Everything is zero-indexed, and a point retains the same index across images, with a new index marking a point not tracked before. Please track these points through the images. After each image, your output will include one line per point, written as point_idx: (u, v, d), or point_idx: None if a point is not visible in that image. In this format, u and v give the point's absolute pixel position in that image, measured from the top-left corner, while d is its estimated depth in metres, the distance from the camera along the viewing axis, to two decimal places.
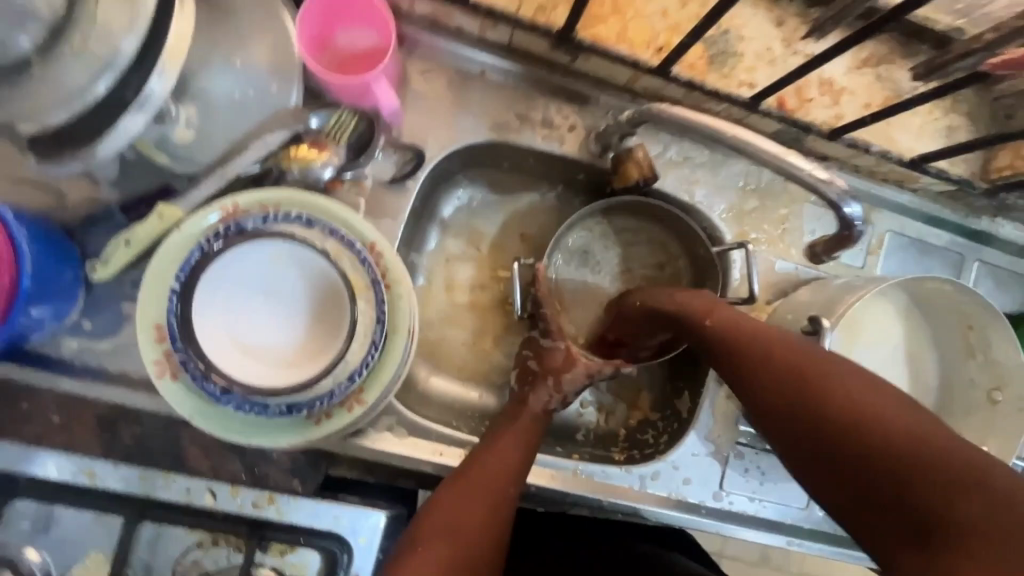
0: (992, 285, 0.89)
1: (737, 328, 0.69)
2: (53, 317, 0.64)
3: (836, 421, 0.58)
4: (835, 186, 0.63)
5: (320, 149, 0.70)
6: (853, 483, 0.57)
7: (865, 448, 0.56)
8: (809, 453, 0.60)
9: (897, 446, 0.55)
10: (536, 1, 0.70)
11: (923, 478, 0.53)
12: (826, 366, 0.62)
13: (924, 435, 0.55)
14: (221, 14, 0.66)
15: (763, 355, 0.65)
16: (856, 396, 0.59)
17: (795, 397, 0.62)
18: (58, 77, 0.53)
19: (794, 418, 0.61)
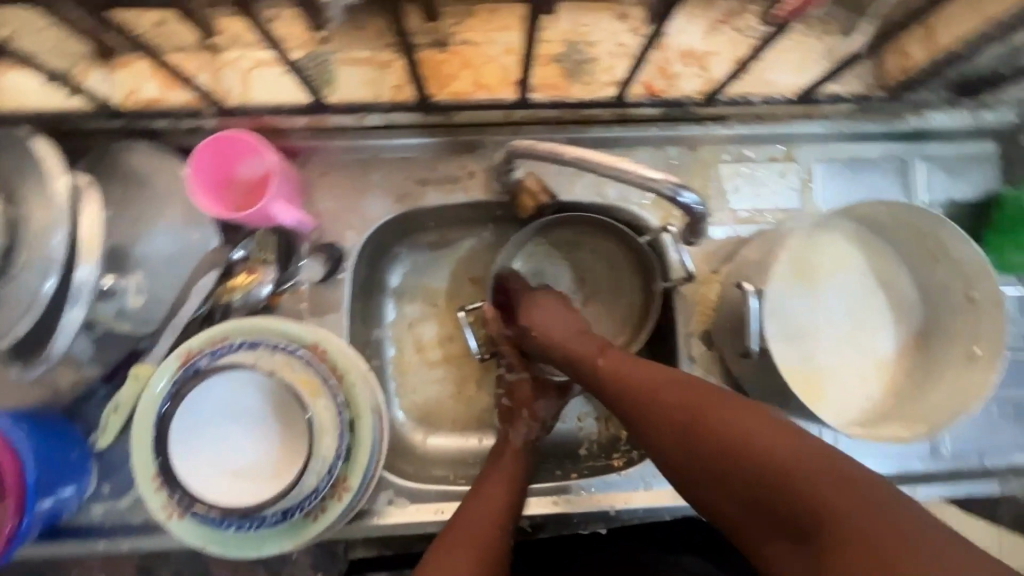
0: (945, 178, 0.86)
1: (623, 368, 0.69)
2: (76, 491, 0.73)
3: (723, 452, 0.56)
4: (669, 179, 0.59)
5: (253, 273, 0.77)
6: (753, 511, 0.55)
7: (753, 475, 0.54)
8: (710, 486, 0.58)
9: (778, 468, 0.52)
10: (392, 82, 0.76)
11: (806, 500, 0.50)
12: (708, 396, 0.61)
13: (806, 453, 0.52)
14: (135, 188, 0.75)
15: (649, 391, 0.65)
16: (734, 421, 0.57)
17: (684, 432, 0.60)
18: (17, 292, 0.63)
19: (687, 452, 0.59)
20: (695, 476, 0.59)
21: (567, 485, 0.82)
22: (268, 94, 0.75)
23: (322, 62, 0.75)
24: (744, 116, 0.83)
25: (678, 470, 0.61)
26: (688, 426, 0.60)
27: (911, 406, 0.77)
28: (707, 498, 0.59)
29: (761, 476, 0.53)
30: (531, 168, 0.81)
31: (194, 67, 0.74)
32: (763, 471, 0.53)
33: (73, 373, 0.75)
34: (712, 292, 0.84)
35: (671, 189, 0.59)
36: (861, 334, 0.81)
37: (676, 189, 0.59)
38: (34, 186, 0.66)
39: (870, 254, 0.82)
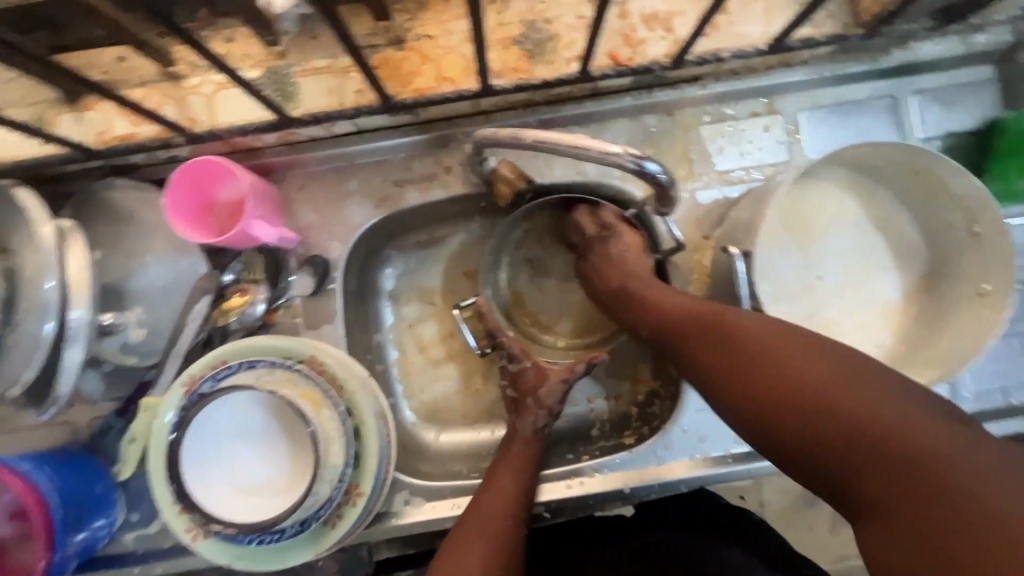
0: (939, 111, 0.82)
1: (679, 318, 0.64)
2: (105, 523, 0.76)
3: (786, 400, 0.51)
4: (629, 153, 0.62)
5: (245, 294, 0.78)
6: (814, 465, 0.49)
7: (818, 427, 0.48)
8: (768, 436, 0.53)
9: (853, 423, 0.47)
10: (354, 87, 0.76)
11: (882, 458, 0.45)
12: (766, 336, 0.55)
13: (891, 409, 0.46)
14: (123, 225, 0.78)
15: (707, 338, 0.59)
16: (807, 369, 0.51)
17: (745, 380, 0.55)
18: (20, 340, 0.65)
19: (744, 399, 0.54)
20: (753, 423, 0.54)
21: (581, 468, 0.81)
22: (233, 114, 0.76)
23: (284, 77, 0.76)
24: (720, 74, 0.80)
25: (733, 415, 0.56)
26: (749, 372, 0.54)
27: (923, 350, 0.74)
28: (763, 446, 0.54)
29: (832, 428, 0.48)
30: (506, 156, 0.81)
31: (165, 98, 0.75)
32: (831, 425, 0.47)
33: (91, 410, 0.79)
34: (705, 259, 0.81)
35: (634, 161, 0.62)
36: (864, 282, 0.79)
37: (639, 161, 0.62)
38: (24, 235, 0.67)
39: (865, 199, 0.79)
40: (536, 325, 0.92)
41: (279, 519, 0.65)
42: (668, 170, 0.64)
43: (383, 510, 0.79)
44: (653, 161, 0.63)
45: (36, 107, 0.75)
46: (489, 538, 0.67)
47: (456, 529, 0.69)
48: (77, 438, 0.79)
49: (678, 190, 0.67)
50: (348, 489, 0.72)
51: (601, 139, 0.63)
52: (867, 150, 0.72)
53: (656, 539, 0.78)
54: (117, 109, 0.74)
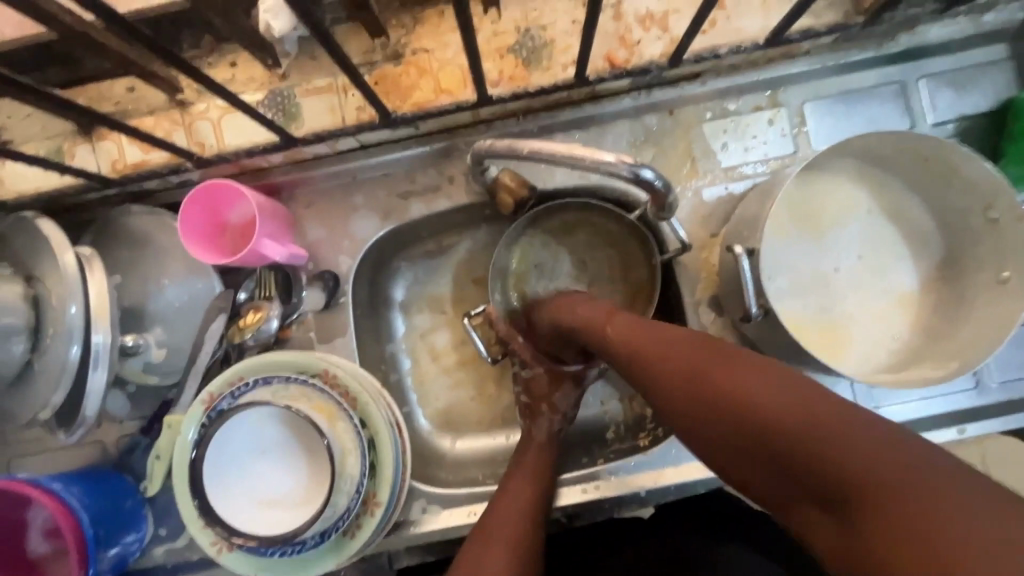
0: (950, 94, 0.80)
1: (645, 342, 0.61)
2: (137, 537, 0.78)
3: (738, 422, 0.47)
4: (625, 161, 0.62)
5: (259, 311, 0.79)
6: (769, 485, 0.44)
7: (750, 426, 0.45)
8: (724, 458, 0.48)
9: (807, 447, 0.41)
10: (355, 104, 0.77)
11: (842, 487, 0.39)
12: (684, 349, 0.56)
13: (815, 411, 0.42)
14: (142, 248, 0.81)
15: (665, 358, 0.57)
16: (769, 392, 0.46)
17: (682, 404, 0.52)
18: (49, 364, 0.68)
19: (690, 425, 0.52)
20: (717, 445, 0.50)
21: (596, 472, 0.81)
22: (239, 136, 0.78)
23: (286, 98, 0.77)
24: (720, 70, 0.79)
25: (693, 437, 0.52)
26: (708, 392, 0.50)
27: (943, 342, 0.72)
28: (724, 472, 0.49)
29: (790, 455, 0.42)
30: (507, 164, 0.81)
31: (176, 125, 0.78)
32: (759, 421, 0.45)
33: (119, 428, 0.82)
34: (714, 256, 0.80)
35: (628, 169, 0.62)
36: (878, 274, 0.77)
37: (634, 169, 0.62)
38: (46, 264, 0.70)
39: (876, 189, 0.78)
40: None
41: (298, 532, 0.66)
42: (667, 175, 0.64)
43: (401, 519, 0.80)
44: (648, 167, 0.63)
45: (54, 140, 0.79)
46: (511, 549, 0.68)
47: (468, 542, 0.69)
48: (107, 456, 0.82)
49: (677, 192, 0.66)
50: (366, 499, 0.73)
51: (595, 147, 0.63)
52: (873, 139, 0.70)
53: (675, 550, 0.77)
54: (128, 138, 0.77)
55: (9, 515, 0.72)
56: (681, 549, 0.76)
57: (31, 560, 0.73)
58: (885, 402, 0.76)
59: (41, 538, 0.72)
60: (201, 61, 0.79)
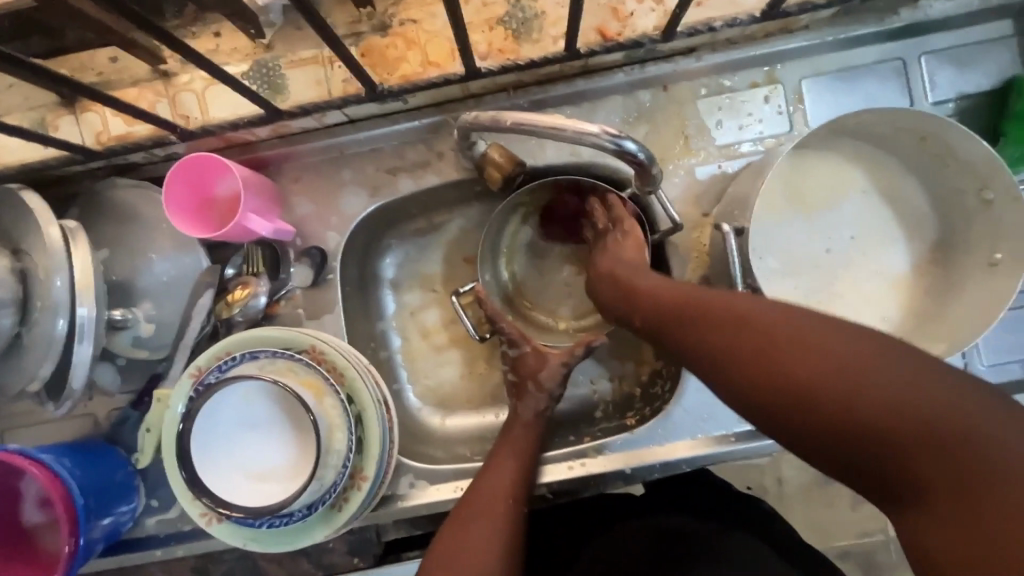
0: (951, 71, 0.78)
1: (718, 321, 0.56)
2: (130, 508, 0.80)
3: (869, 414, 0.45)
4: (608, 133, 0.61)
5: (246, 286, 0.79)
6: (848, 467, 0.47)
7: (873, 431, 0.45)
8: (816, 448, 0.48)
9: (897, 420, 0.44)
10: (341, 77, 0.76)
11: (937, 458, 0.42)
12: (770, 333, 0.52)
13: (931, 407, 0.43)
14: (129, 222, 0.80)
15: (789, 348, 0.50)
16: (878, 378, 0.45)
17: (785, 400, 0.49)
18: (37, 337, 0.69)
19: (791, 424, 0.49)
20: (847, 452, 0.46)
21: (583, 449, 0.82)
22: (224, 109, 0.77)
23: (271, 69, 0.76)
24: (716, 44, 0.78)
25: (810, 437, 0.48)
26: (816, 387, 0.47)
27: (934, 324, 0.72)
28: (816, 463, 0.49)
29: (909, 447, 0.43)
30: (497, 140, 0.80)
31: (160, 96, 0.77)
32: (881, 425, 0.44)
33: (111, 402, 0.82)
34: (705, 237, 0.79)
35: (611, 141, 0.61)
36: (872, 254, 0.76)
37: (617, 140, 0.61)
38: (32, 236, 0.70)
39: (871, 169, 0.76)
40: (536, 310, 0.92)
41: (286, 503, 0.67)
42: (653, 150, 0.63)
43: (388, 493, 0.81)
44: (631, 138, 0.62)
45: (37, 111, 0.78)
46: (495, 522, 0.68)
47: (453, 518, 0.70)
48: (98, 428, 0.82)
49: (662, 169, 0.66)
50: (353, 473, 0.74)
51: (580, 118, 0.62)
52: (868, 117, 0.69)
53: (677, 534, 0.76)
54: (112, 110, 0.76)
55: (2, 485, 0.73)
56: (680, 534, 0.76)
57: (24, 530, 0.74)
58: None
59: (33, 507, 0.73)
60: (185, 31, 0.78)
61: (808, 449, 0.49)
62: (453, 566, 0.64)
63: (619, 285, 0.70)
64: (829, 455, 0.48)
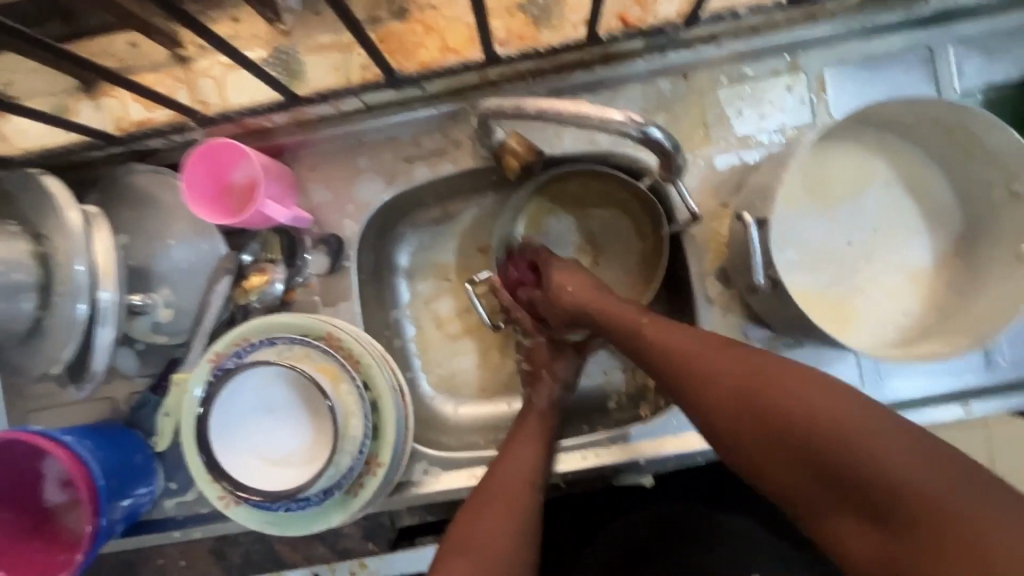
0: (980, 61, 0.76)
1: (706, 359, 0.63)
2: (149, 491, 0.81)
3: (831, 453, 0.52)
4: (634, 121, 0.61)
5: (264, 273, 0.80)
6: (810, 495, 0.54)
7: (837, 467, 0.51)
8: (785, 474, 0.55)
9: (862, 462, 0.50)
10: (359, 63, 0.76)
11: (887, 495, 0.49)
12: (756, 372, 0.59)
13: (889, 452, 0.49)
14: (148, 208, 0.81)
15: (772, 386, 0.57)
16: (845, 422, 0.52)
17: (762, 434, 0.56)
18: (59, 320, 0.69)
19: (765, 453, 0.56)
20: (811, 482, 0.53)
21: (596, 439, 0.81)
22: (242, 95, 0.77)
23: (289, 55, 0.76)
24: (739, 32, 0.76)
25: (778, 466, 0.56)
26: (793, 427, 0.54)
27: (953, 319, 0.71)
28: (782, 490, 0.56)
29: (864, 485, 0.50)
30: (515, 128, 0.79)
31: (179, 81, 0.77)
32: (845, 464, 0.51)
33: (129, 385, 0.83)
34: (723, 228, 0.79)
35: (636, 128, 0.60)
36: (892, 247, 0.75)
37: (643, 128, 0.61)
38: (53, 221, 0.70)
39: (895, 160, 0.75)
40: None
41: (304, 487, 0.68)
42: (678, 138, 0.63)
43: (402, 480, 0.82)
44: (658, 126, 0.62)
45: (57, 96, 0.78)
46: (508, 511, 0.69)
47: (466, 506, 0.70)
48: (118, 412, 0.83)
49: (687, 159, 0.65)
50: (369, 460, 0.75)
51: (605, 105, 0.62)
52: (894, 107, 0.68)
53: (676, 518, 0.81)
54: (131, 95, 0.76)
55: (26, 465, 0.74)
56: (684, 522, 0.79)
57: (47, 509, 0.75)
58: (892, 377, 0.75)
59: (56, 488, 0.75)
60: (203, 16, 0.77)
61: (776, 478, 0.56)
62: (464, 554, 0.64)
63: (623, 311, 0.73)
64: (797, 485, 0.54)
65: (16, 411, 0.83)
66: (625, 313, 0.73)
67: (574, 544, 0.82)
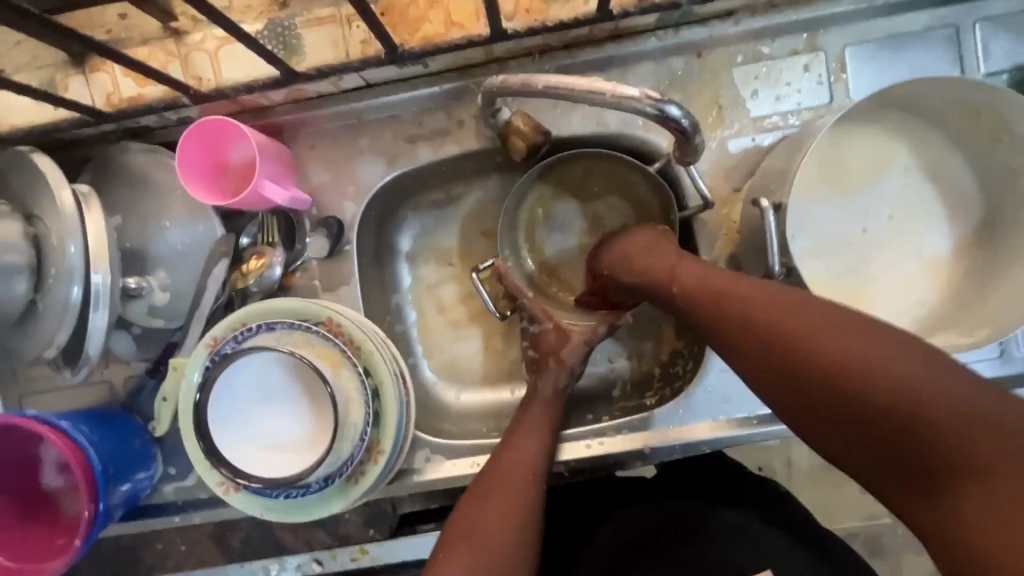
0: (1007, 41, 0.73)
1: (755, 302, 0.56)
2: (148, 476, 0.80)
3: (894, 409, 0.46)
4: (649, 98, 0.58)
5: (262, 257, 0.77)
6: (864, 452, 0.48)
7: (902, 423, 0.46)
8: (836, 430, 0.49)
9: (926, 423, 0.45)
10: (359, 38, 0.73)
11: (956, 460, 0.43)
12: (814, 317, 0.52)
13: (962, 414, 0.44)
14: (142, 188, 0.78)
15: (832, 333, 0.50)
16: (917, 377, 0.46)
17: (815, 384, 0.50)
18: (52, 303, 0.67)
19: (815, 405, 0.50)
20: (867, 437, 0.47)
21: (601, 428, 0.80)
22: (238, 71, 0.74)
23: (286, 29, 0.73)
24: (756, 8, 0.73)
25: (830, 419, 0.49)
26: (850, 380, 0.48)
27: (971, 309, 0.69)
28: (831, 447, 0.50)
29: (928, 447, 0.45)
30: (521, 108, 0.77)
31: (171, 56, 0.74)
32: (912, 420, 0.45)
33: (126, 369, 0.82)
34: (735, 213, 0.76)
35: (653, 105, 0.58)
36: (910, 234, 0.73)
37: (659, 105, 0.58)
38: (45, 200, 0.68)
39: (916, 144, 0.72)
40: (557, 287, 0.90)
41: (304, 474, 0.67)
42: (696, 118, 0.60)
43: (404, 468, 0.81)
44: (675, 104, 0.59)
45: (46, 71, 0.75)
46: (514, 501, 0.68)
47: (470, 495, 0.69)
48: (115, 396, 0.82)
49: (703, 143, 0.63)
50: (370, 447, 0.74)
51: (618, 82, 0.59)
52: (919, 87, 0.65)
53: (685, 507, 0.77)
54: (122, 70, 0.74)
55: (22, 449, 0.73)
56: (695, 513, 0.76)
57: (45, 492, 0.74)
58: None
59: (54, 472, 0.74)
60: None
61: (824, 432, 0.50)
62: (465, 542, 0.63)
63: (662, 259, 0.67)
64: (850, 442, 0.49)
65: (12, 395, 0.82)
66: (660, 268, 0.66)
67: (575, 542, 0.80)
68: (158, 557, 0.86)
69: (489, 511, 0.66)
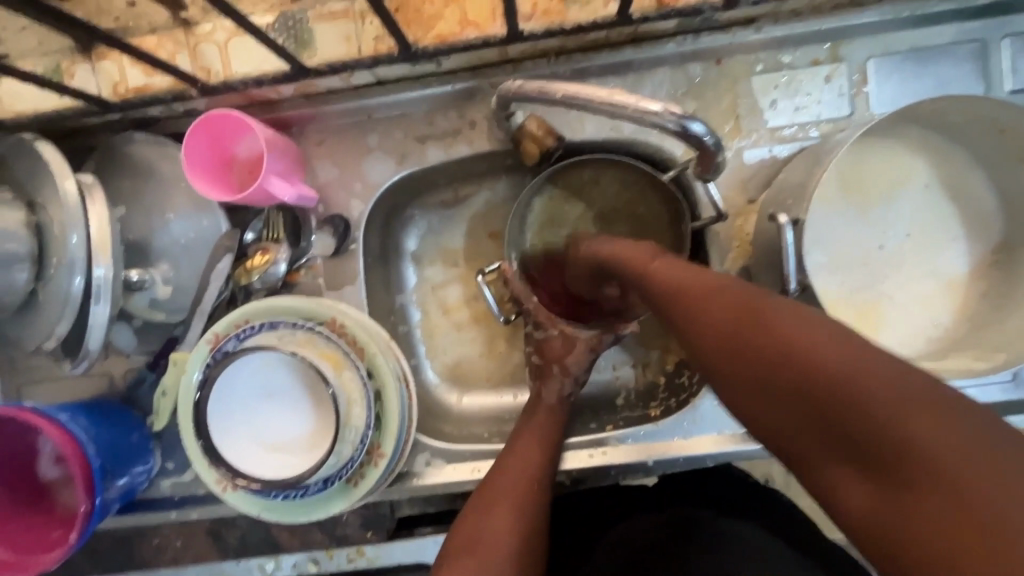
0: None
1: (699, 288, 0.53)
2: (145, 471, 0.79)
3: (820, 390, 0.40)
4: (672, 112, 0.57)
5: (267, 252, 0.76)
6: (798, 438, 0.42)
7: (828, 404, 0.40)
8: (768, 411, 0.44)
9: (854, 404, 0.38)
10: (372, 34, 0.71)
11: (887, 445, 0.36)
12: (754, 300, 0.48)
13: (895, 396, 0.37)
14: (147, 180, 0.77)
15: (769, 313, 0.46)
16: (851, 357, 0.40)
17: (746, 364, 0.45)
18: (53, 294, 0.66)
19: (745, 383, 0.46)
20: (795, 420, 0.42)
21: (603, 438, 0.79)
22: (247, 63, 0.73)
23: (298, 22, 0.71)
24: (779, 16, 0.71)
25: (762, 401, 0.44)
26: (791, 365, 0.42)
27: (988, 331, 0.68)
28: (770, 432, 0.45)
29: (857, 433, 0.38)
30: (534, 111, 0.75)
31: (179, 46, 0.72)
32: (839, 400, 0.39)
33: (126, 362, 0.81)
34: (748, 225, 0.75)
35: (674, 121, 0.56)
36: (927, 253, 0.71)
37: (682, 121, 0.56)
38: (48, 189, 0.67)
39: (936, 161, 0.71)
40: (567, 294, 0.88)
41: (304, 477, 0.66)
42: (721, 136, 0.59)
43: (403, 470, 0.80)
44: (699, 121, 0.58)
45: (52, 58, 0.74)
46: (517, 507, 0.67)
47: (472, 504, 0.68)
48: (114, 388, 0.81)
49: (723, 165, 0.62)
50: (370, 450, 0.73)
51: (641, 95, 0.58)
52: (944, 104, 0.63)
53: (696, 530, 0.74)
54: (129, 60, 0.72)
55: (21, 439, 0.73)
56: (703, 529, 0.74)
57: (42, 484, 0.74)
58: None
59: (51, 463, 0.73)
60: None
61: (758, 417, 0.45)
62: (467, 550, 0.62)
63: (625, 253, 0.64)
64: (785, 427, 0.43)
65: (10, 384, 0.81)
66: (621, 257, 0.65)
67: (575, 559, 0.78)
68: (153, 551, 0.85)
69: (486, 516, 0.66)
